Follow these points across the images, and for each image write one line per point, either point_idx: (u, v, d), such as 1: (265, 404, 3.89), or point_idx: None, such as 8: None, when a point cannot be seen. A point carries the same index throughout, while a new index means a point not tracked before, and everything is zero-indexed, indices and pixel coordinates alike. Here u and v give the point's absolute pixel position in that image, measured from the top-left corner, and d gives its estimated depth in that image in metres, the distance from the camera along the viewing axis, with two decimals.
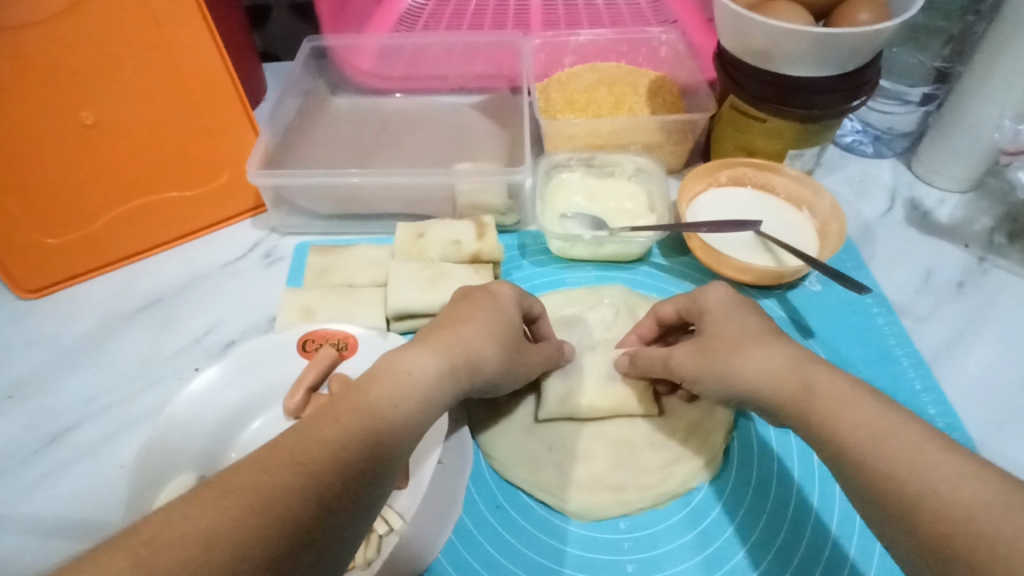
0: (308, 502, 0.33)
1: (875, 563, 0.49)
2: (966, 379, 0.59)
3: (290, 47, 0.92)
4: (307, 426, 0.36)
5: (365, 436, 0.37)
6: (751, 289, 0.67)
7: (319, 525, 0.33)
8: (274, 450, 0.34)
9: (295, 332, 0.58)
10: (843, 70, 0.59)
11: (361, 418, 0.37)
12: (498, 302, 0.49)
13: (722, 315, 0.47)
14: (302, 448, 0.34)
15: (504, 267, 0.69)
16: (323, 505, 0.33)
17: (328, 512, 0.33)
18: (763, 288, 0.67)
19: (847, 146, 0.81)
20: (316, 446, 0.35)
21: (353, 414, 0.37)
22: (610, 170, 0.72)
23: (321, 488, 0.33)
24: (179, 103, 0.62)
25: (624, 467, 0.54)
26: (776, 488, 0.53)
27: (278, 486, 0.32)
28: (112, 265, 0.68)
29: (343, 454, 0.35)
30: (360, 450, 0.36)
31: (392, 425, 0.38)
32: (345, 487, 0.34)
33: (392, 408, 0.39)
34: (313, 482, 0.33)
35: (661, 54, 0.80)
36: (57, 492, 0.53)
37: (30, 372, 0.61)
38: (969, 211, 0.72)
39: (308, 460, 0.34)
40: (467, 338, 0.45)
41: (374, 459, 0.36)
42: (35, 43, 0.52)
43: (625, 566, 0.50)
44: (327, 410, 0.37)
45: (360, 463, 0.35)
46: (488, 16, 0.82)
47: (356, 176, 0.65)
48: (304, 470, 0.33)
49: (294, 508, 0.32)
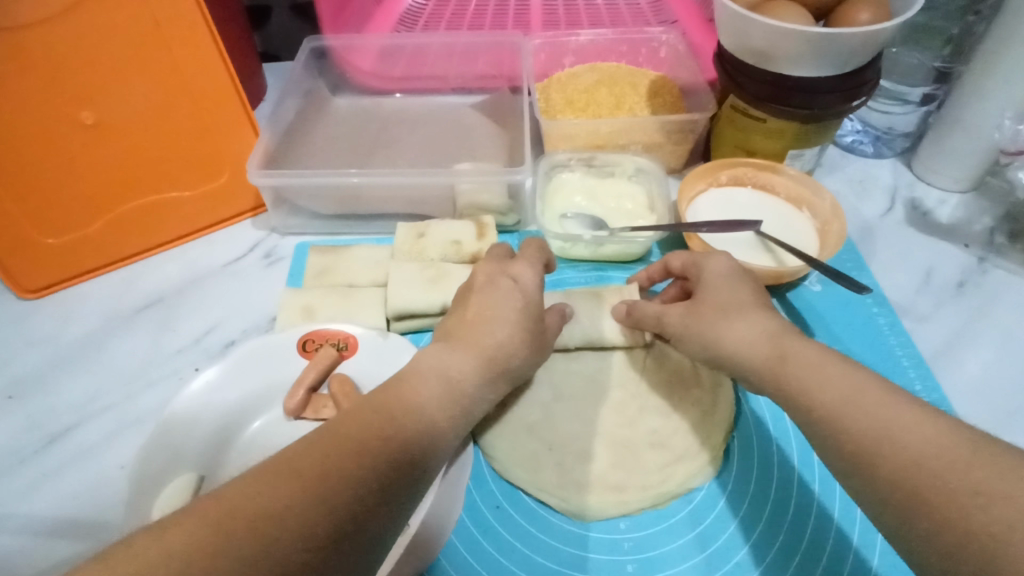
0: (332, 514, 0.32)
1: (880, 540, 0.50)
2: (966, 379, 0.59)
3: (291, 47, 0.92)
4: (332, 429, 0.36)
5: (391, 445, 0.36)
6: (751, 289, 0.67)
7: (340, 542, 0.32)
8: (294, 452, 0.34)
9: (295, 332, 0.58)
10: (843, 70, 0.59)
11: (389, 427, 0.37)
12: (517, 280, 0.50)
13: (719, 302, 0.47)
14: (331, 453, 0.34)
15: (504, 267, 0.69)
16: (345, 517, 0.32)
17: (349, 527, 0.32)
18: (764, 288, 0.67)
19: (847, 146, 0.81)
20: (344, 452, 0.34)
21: (382, 414, 0.38)
22: (610, 170, 0.72)
23: (342, 499, 0.33)
24: (180, 101, 0.62)
25: (624, 468, 0.54)
26: (778, 488, 0.53)
27: (298, 499, 0.31)
28: (113, 264, 0.68)
29: (374, 464, 0.35)
30: (388, 451, 0.36)
31: (421, 441, 0.38)
32: (371, 499, 0.34)
33: (411, 420, 0.39)
34: (334, 489, 0.33)
35: (661, 54, 0.80)
36: (57, 492, 0.53)
37: (30, 372, 0.61)
38: (969, 211, 0.72)
39: (343, 460, 0.34)
40: (505, 317, 0.48)
41: (404, 478, 0.36)
42: (37, 43, 0.52)
43: (625, 566, 0.50)
44: (365, 407, 0.38)
45: (388, 477, 0.35)
46: (488, 16, 0.82)
47: (357, 176, 0.65)
48: (328, 484, 0.33)
49: (316, 520, 0.31)
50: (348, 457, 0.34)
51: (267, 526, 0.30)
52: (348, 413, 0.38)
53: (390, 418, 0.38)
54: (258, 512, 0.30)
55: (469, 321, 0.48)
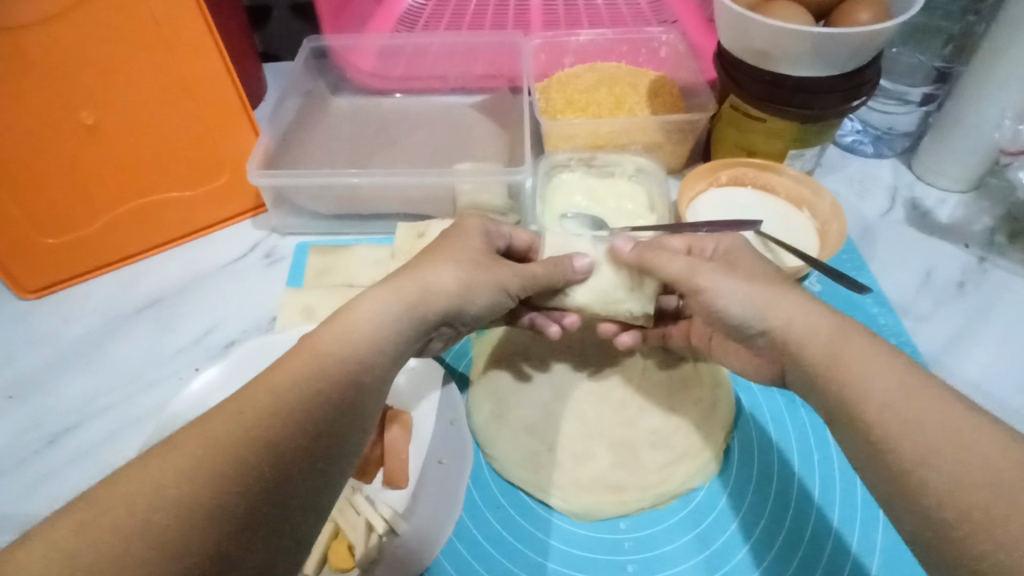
0: (273, 463, 0.33)
1: (878, 543, 0.50)
2: (967, 379, 0.59)
3: (290, 47, 0.92)
4: (241, 394, 0.35)
5: (313, 409, 0.35)
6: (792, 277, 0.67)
7: (266, 520, 0.32)
8: (223, 419, 0.33)
9: (295, 333, 0.58)
10: (843, 70, 0.59)
11: (310, 388, 0.36)
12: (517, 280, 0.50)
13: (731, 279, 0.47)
14: (245, 428, 0.33)
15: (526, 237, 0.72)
16: (266, 488, 0.32)
17: (273, 504, 0.32)
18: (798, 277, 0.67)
19: (847, 146, 0.81)
20: (260, 424, 0.33)
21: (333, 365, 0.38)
22: (610, 170, 0.72)
23: (264, 472, 0.32)
24: (180, 101, 0.62)
25: (624, 467, 0.54)
26: (778, 487, 0.53)
27: (222, 486, 0.31)
28: (113, 265, 0.68)
29: (293, 433, 0.34)
30: (328, 400, 0.36)
31: (351, 397, 0.37)
32: (297, 469, 0.34)
33: (334, 374, 0.37)
34: (260, 466, 0.32)
35: (661, 54, 0.80)
36: (58, 491, 0.53)
37: (30, 372, 0.61)
38: (969, 211, 0.72)
39: (280, 411, 0.34)
40: None
41: (329, 445, 0.35)
42: (38, 42, 0.52)
43: (626, 566, 0.50)
44: (308, 350, 0.38)
45: (313, 444, 0.35)
46: (488, 16, 0.82)
47: (357, 176, 0.65)
48: (245, 463, 0.32)
49: (239, 501, 0.31)
50: (267, 428, 0.33)
51: (195, 517, 0.30)
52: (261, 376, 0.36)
53: (312, 376, 0.36)
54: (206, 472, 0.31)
55: (427, 265, 0.46)
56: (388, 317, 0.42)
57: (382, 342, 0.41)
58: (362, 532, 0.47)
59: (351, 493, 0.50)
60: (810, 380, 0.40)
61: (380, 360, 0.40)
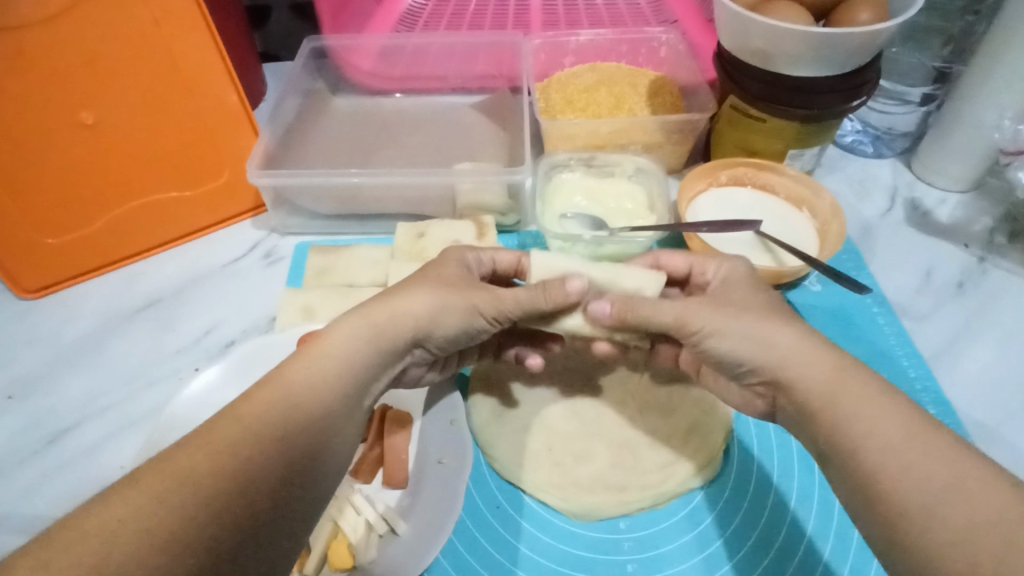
0: (246, 497, 0.34)
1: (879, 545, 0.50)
2: (966, 378, 0.59)
3: (290, 46, 0.92)
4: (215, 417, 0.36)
5: (284, 438, 0.37)
6: (783, 288, 0.67)
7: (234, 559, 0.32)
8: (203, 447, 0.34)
9: (295, 333, 0.58)
10: (843, 70, 0.59)
11: (280, 421, 0.37)
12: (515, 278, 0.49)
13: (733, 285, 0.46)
14: (215, 460, 0.34)
15: (522, 239, 0.72)
16: (240, 522, 0.33)
17: (244, 541, 0.33)
18: (789, 283, 0.67)
19: (847, 146, 0.81)
20: (228, 460, 0.34)
21: (311, 389, 0.39)
22: (610, 170, 0.72)
23: (237, 507, 0.33)
24: (178, 100, 0.61)
25: (624, 468, 0.54)
26: (777, 488, 0.53)
27: (201, 513, 0.32)
28: (113, 264, 0.68)
29: (269, 462, 0.35)
30: (293, 433, 0.37)
31: (321, 433, 0.38)
32: (271, 504, 0.35)
33: (301, 410, 0.38)
34: (232, 498, 0.33)
35: (661, 54, 0.80)
36: (57, 492, 0.53)
37: (30, 372, 0.61)
38: (969, 211, 0.72)
39: (258, 441, 0.35)
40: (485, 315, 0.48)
41: (302, 474, 0.37)
42: (35, 43, 0.52)
43: (625, 566, 0.50)
44: (285, 376, 0.39)
45: (286, 474, 0.36)
46: (488, 16, 0.82)
47: (357, 176, 0.65)
48: (213, 496, 0.33)
49: (209, 536, 0.32)
50: (245, 456, 0.34)
51: (172, 541, 0.31)
52: (229, 409, 0.37)
53: (280, 409, 0.37)
54: (183, 502, 0.32)
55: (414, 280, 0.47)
56: (356, 345, 0.42)
57: (347, 376, 0.41)
58: (364, 537, 0.48)
59: (351, 494, 0.51)
60: (811, 383, 0.40)
61: (348, 391, 0.41)
